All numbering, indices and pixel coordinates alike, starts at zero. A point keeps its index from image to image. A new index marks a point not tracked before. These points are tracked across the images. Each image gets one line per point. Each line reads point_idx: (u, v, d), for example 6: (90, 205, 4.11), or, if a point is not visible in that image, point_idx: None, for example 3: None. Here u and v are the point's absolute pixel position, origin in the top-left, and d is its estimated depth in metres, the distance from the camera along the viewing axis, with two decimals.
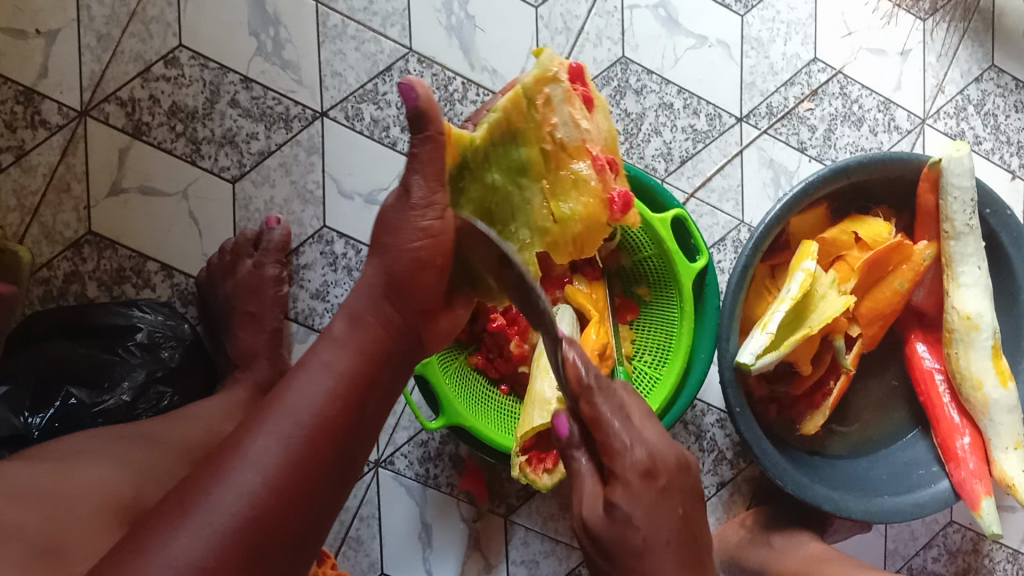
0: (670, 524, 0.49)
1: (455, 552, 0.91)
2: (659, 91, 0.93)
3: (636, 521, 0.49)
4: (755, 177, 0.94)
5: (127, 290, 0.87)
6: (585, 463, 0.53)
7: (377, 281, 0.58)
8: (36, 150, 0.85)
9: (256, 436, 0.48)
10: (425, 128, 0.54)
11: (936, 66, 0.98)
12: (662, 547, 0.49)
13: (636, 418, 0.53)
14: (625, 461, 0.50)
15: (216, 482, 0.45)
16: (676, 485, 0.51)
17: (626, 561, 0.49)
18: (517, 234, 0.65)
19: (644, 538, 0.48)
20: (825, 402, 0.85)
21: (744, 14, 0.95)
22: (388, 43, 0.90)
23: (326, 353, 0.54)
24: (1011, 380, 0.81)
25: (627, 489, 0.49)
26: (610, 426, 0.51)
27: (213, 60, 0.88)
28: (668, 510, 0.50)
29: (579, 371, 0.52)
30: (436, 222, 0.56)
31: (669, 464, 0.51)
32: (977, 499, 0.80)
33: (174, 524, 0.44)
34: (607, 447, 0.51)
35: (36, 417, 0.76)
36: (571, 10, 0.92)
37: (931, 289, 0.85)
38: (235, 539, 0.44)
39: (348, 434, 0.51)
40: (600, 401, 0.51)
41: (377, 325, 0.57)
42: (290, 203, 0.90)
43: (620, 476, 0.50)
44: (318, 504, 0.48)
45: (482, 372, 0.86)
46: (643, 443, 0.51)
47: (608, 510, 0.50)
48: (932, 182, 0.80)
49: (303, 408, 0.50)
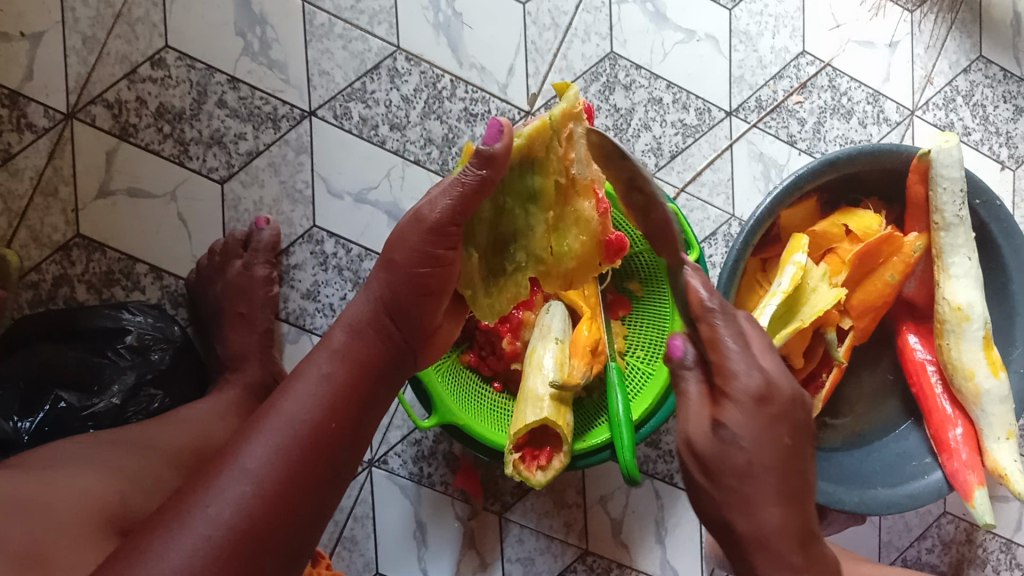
0: (776, 452, 0.48)
1: (450, 551, 0.90)
2: (648, 86, 0.93)
3: (743, 443, 0.48)
4: (745, 171, 0.94)
5: (116, 292, 0.87)
6: (695, 384, 0.52)
7: (381, 294, 0.57)
8: (22, 154, 0.85)
9: (251, 449, 0.47)
10: (484, 167, 0.54)
11: (924, 57, 0.98)
12: (766, 473, 0.48)
13: (754, 345, 0.50)
14: (738, 385, 0.49)
15: (211, 496, 0.45)
16: (789, 414, 0.49)
17: (728, 480, 0.49)
18: (513, 257, 0.64)
19: (748, 460, 0.48)
20: (818, 395, 0.85)
21: (732, 7, 0.95)
22: (375, 41, 0.90)
23: (324, 364, 0.54)
24: (1003, 370, 0.81)
25: (740, 411, 0.48)
26: (726, 346, 0.49)
27: (199, 60, 0.87)
28: (775, 438, 0.48)
29: (703, 296, 0.51)
30: (449, 253, 0.57)
31: (782, 393, 0.49)
32: (971, 489, 0.80)
33: (166, 539, 0.43)
34: (720, 368, 0.50)
35: (25, 422, 0.76)
36: (558, 6, 0.92)
37: (921, 281, 0.86)
38: (226, 550, 0.44)
39: (342, 446, 0.51)
40: (721, 323, 0.50)
41: (377, 337, 0.57)
42: (279, 203, 0.89)
43: (731, 396, 0.49)
44: (309, 515, 0.49)
45: (475, 370, 0.86)
46: (759, 368, 0.49)
47: (716, 428, 0.49)
48: (921, 173, 0.80)
49: (300, 421, 0.49)
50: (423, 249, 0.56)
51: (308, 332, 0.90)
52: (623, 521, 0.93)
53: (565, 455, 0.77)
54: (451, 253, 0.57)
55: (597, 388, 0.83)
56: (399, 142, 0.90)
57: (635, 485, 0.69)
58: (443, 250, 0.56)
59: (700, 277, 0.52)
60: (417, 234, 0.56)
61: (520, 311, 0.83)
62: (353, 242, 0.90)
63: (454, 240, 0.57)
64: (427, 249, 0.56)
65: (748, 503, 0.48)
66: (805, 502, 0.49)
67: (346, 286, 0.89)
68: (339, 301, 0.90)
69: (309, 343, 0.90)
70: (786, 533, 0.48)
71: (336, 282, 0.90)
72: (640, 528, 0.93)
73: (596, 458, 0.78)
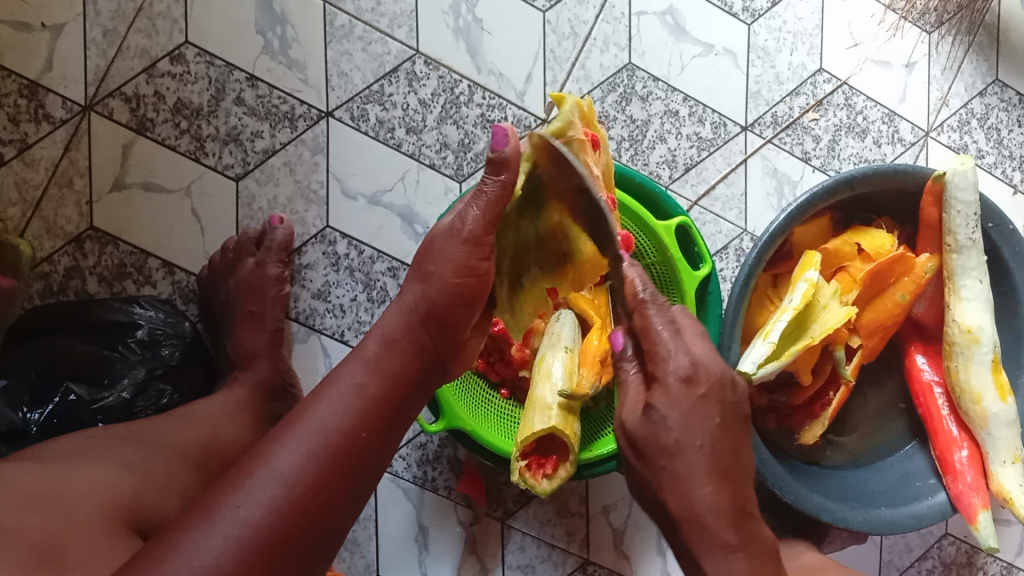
0: (706, 431, 0.53)
1: (452, 556, 0.91)
2: (664, 98, 0.93)
3: (671, 422, 0.53)
4: (758, 186, 0.95)
5: (127, 286, 0.87)
6: (633, 374, 0.58)
7: (416, 306, 0.59)
8: (39, 144, 0.85)
9: (281, 450, 0.48)
10: (501, 173, 0.58)
11: (940, 79, 0.98)
12: (696, 452, 0.53)
13: (686, 332, 0.56)
14: (668, 366, 0.54)
15: (243, 493, 0.46)
16: (716, 395, 0.54)
17: (659, 460, 0.54)
18: (530, 272, 0.69)
19: (676, 438, 0.53)
20: (824, 412, 0.85)
21: (751, 23, 0.95)
22: (395, 44, 0.90)
23: (356, 371, 0.55)
24: (1010, 395, 0.81)
25: (666, 393, 0.54)
26: (657, 333, 0.55)
27: (219, 57, 0.88)
28: (704, 417, 0.53)
29: (636, 288, 0.57)
30: (483, 263, 0.60)
31: (710, 373, 0.54)
32: (974, 512, 0.80)
33: (195, 533, 0.44)
34: (653, 353, 0.55)
35: (35, 413, 0.76)
36: (578, 16, 0.92)
37: (931, 301, 0.86)
38: (253, 551, 0.44)
39: (368, 456, 0.52)
40: (653, 314, 0.55)
41: (410, 350, 0.58)
42: (293, 202, 0.89)
43: (661, 380, 0.55)
44: (336, 520, 0.50)
45: (482, 376, 0.86)
46: (688, 352, 0.54)
47: (646, 411, 0.55)
48: (935, 195, 0.80)
49: (331, 427, 0.51)
50: (460, 259, 0.59)
51: (317, 332, 0.90)
52: (625, 532, 0.93)
53: (572, 464, 0.77)
54: (485, 263, 0.61)
55: (604, 399, 0.83)
56: (415, 146, 0.90)
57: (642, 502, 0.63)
58: (477, 261, 0.60)
59: (637, 270, 0.58)
60: (453, 247, 0.60)
61: None
62: (365, 243, 0.90)
63: (488, 250, 0.61)
64: (463, 260, 0.60)
65: (680, 484, 0.53)
66: (735, 482, 0.54)
67: (358, 288, 0.90)
68: (349, 302, 0.90)
69: (317, 343, 0.90)
70: (718, 512, 0.52)
71: (347, 283, 0.90)
72: (642, 539, 0.93)
73: (601, 467, 0.80)
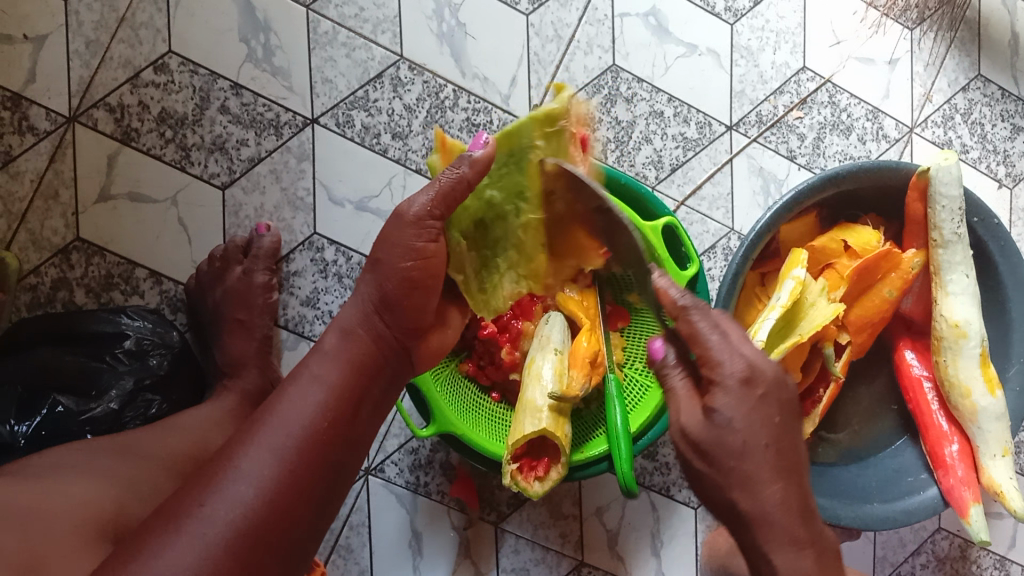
0: (769, 430, 0.52)
1: (446, 561, 0.90)
2: (649, 99, 0.93)
3: (735, 424, 0.52)
4: (744, 185, 0.95)
5: (115, 296, 0.87)
6: (681, 382, 0.57)
7: (369, 294, 0.59)
8: (23, 156, 0.85)
9: (246, 450, 0.49)
10: (462, 165, 0.58)
11: (923, 75, 0.98)
12: (763, 451, 0.52)
13: (732, 335, 0.55)
14: (723, 370, 0.53)
15: (209, 495, 0.46)
16: (775, 396, 0.53)
17: (727, 463, 0.52)
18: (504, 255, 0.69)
19: (742, 439, 0.51)
20: (815, 409, 0.85)
21: (734, 23, 0.95)
22: (379, 50, 0.90)
23: (317, 365, 0.56)
24: (999, 388, 0.81)
25: (726, 394, 0.52)
26: (707, 338, 0.54)
27: (203, 66, 0.88)
28: (766, 416, 0.52)
29: (675, 296, 0.56)
30: (430, 244, 0.59)
31: (767, 375, 0.53)
32: (965, 506, 0.80)
33: (165, 539, 0.45)
34: (705, 358, 0.54)
35: (23, 425, 0.75)
36: (562, 18, 0.93)
37: (919, 297, 0.87)
38: (227, 550, 0.45)
39: (339, 446, 0.52)
40: (698, 319, 0.54)
41: (369, 338, 0.58)
42: (280, 209, 0.89)
43: (719, 382, 0.53)
44: (312, 512, 0.50)
45: (472, 380, 0.86)
46: (741, 355, 0.54)
47: (708, 415, 0.53)
48: (920, 190, 0.80)
49: (294, 420, 0.51)
50: (406, 243, 0.58)
51: (307, 339, 0.90)
52: (619, 533, 0.93)
53: (563, 467, 0.77)
54: (432, 245, 0.59)
55: (595, 400, 0.83)
56: (401, 151, 0.90)
57: (633, 498, 0.65)
58: (424, 242, 0.58)
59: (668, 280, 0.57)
60: (415, 239, 0.58)
61: (518, 321, 0.83)
62: (353, 249, 0.90)
63: (434, 232, 0.59)
64: (411, 242, 0.58)
65: (749, 487, 0.51)
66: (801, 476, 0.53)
67: (346, 293, 0.89)
68: (338, 308, 0.90)
69: (307, 350, 0.90)
70: (786, 508, 0.52)
71: (336, 289, 0.90)
72: (635, 541, 0.93)
73: (594, 469, 0.79)
